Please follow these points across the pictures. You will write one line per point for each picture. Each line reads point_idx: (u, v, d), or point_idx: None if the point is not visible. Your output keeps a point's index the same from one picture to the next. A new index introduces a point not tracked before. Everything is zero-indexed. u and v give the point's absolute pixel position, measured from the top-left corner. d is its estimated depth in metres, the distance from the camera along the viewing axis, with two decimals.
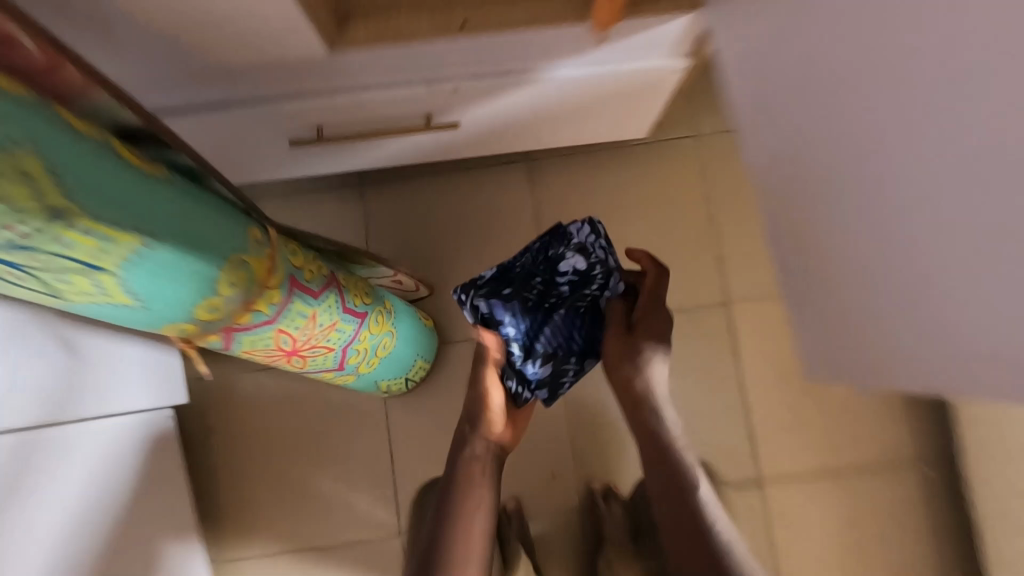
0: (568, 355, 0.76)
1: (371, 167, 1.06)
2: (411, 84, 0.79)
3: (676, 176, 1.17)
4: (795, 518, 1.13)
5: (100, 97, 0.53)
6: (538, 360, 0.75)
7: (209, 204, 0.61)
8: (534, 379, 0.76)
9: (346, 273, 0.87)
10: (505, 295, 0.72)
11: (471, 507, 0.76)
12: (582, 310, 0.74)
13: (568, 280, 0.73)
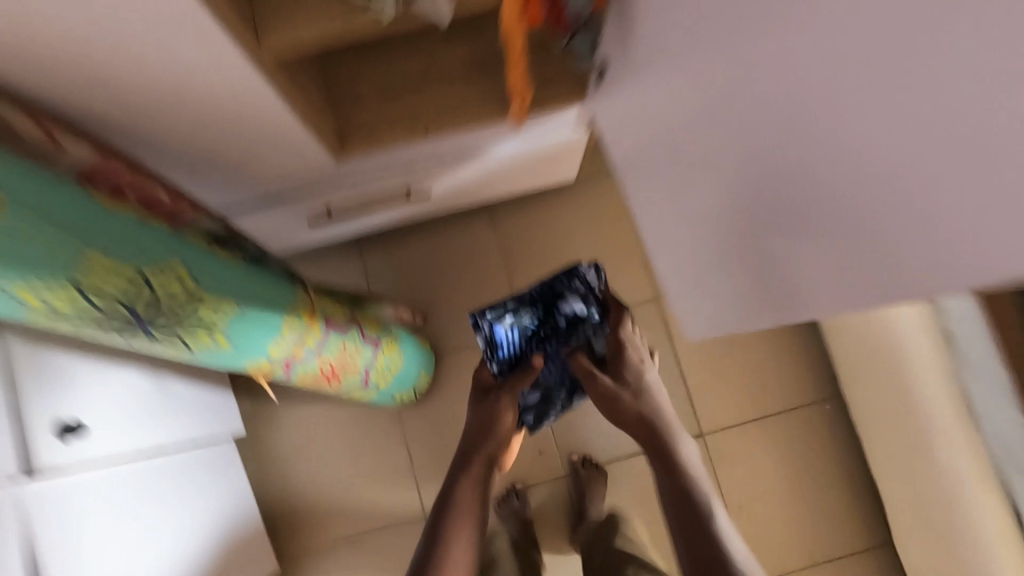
0: (557, 388, 1.03)
1: (373, 229, 1.37)
2: (392, 172, 1.11)
3: (609, 205, 1.49)
4: (733, 457, 1.43)
5: (200, 218, 0.84)
6: (533, 387, 1.02)
7: (270, 275, 0.91)
8: (527, 401, 1.04)
9: (361, 313, 1.16)
10: (512, 322, 0.96)
11: (468, 514, 0.89)
12: (572, 344, 0.98)
13: (566, 317, 0.97)
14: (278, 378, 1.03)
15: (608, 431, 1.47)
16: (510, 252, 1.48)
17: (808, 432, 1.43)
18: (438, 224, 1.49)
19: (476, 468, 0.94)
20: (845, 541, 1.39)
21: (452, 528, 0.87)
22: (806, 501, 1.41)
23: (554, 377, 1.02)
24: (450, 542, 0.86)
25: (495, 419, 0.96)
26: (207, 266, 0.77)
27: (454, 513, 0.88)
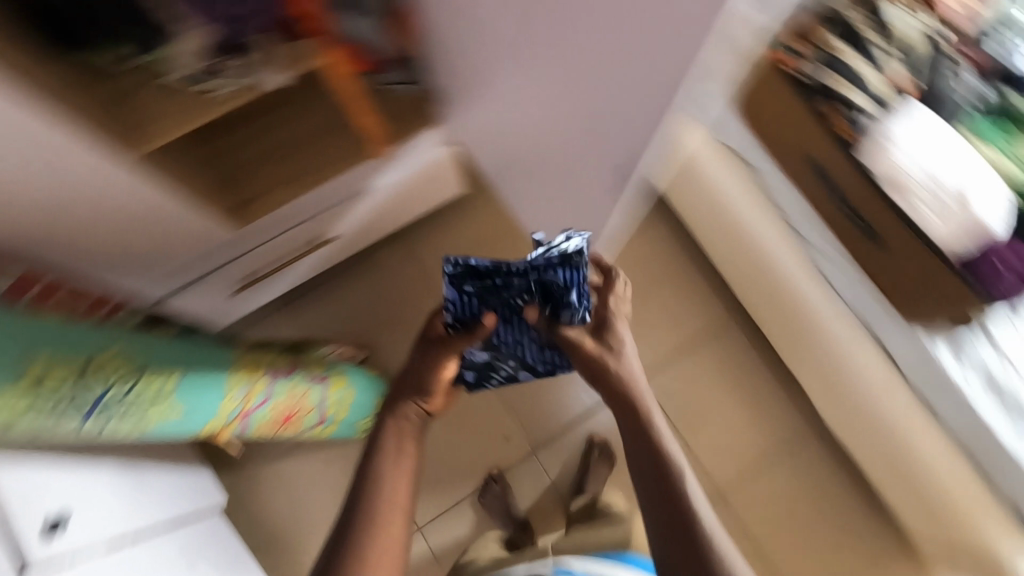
0: (506, 357, 1.06)
1: (302, 279, 1.50)
2: (296, 225, 1.23)
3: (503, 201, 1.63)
4: (673, 389, 1.58)
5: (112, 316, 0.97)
6: (481, 349, 1.03)
7: (194, 346, 1.03)
8: (475, 359, 1.07)
9: (302, 359, 1.26)
10: (478, 287, 0.87)
11: (399, 453, 0.94)
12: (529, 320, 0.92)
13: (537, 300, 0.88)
14: (237, 433, 1.12)
15: (563, 401, 1.59)
16: (429, 266, 1.61)
17: (736, 346, 1.59)
18: (361, 262, 1.60)
19: (408, 414, 0.99)
20: (790, 431, 1.55)
21: (383, 462, 0.92)
22: (752, 405, 1.57)
23: (508, 342, 1.00)
24: (386, 472, 0.91)
25: (435, 370, 0.99)
26: (130, 347, 0.89)
27: (386, 451, 0.94)
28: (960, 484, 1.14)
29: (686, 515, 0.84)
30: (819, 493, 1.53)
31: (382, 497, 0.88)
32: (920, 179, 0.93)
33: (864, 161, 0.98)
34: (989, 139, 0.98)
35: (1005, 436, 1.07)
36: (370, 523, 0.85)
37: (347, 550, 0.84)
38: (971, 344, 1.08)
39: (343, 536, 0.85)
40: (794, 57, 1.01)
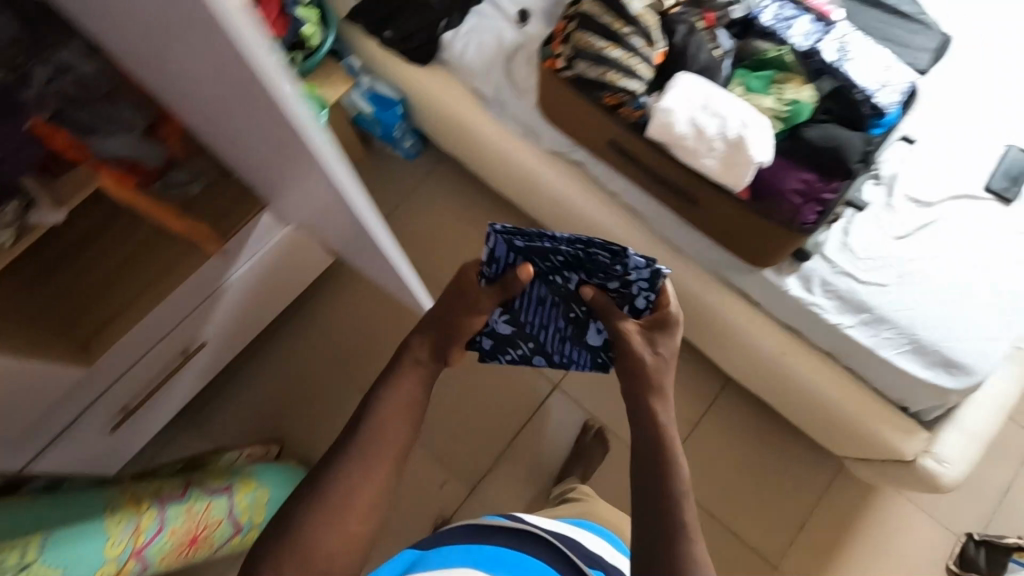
0: (527, 339, 0.97)
1: (189, 398, 1.43)
2: (158, 343, 1.21)
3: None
4: (588, 389, 1.61)
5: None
6: (504, 321, 0.94)
7: (66, 498, 1.00)
8: (496, 328, 0.95)
9: (201, 475, 1.23)
10: (523, 244, 0.86)
11: (405, 401, 0.80)
12: (560, 302, 0.93)
13: (576, 284, 0.91)
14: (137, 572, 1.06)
15: (491, 433, 1.59)
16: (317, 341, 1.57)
17: None
18: (248, 362, 1.55)
19: (419, 352, 0.85)
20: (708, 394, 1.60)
21: (377, 416, 0.78)
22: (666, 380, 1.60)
23: (536, 326, 0.96)
24: (374, 428, 0.77)
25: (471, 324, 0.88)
26: None
27: (387, 401, 0.79)
28: (861, 405, 1.18)
29: (660, 485, 0.74)
30: (765, 456, 1.49)
31: (361, 462, 0.74)
32: (697, 139, 0.98)
33: (654, 136, 1.01)
34: (754, 90, 1.03)
35: (865, 341, 1.13)
36: (338, 494, 0.72)
37: (300, 529, 0.70)
38: (811, 270, 1.17)
39: (298, 514, 0.71)
40: (557, 60, 1.04)
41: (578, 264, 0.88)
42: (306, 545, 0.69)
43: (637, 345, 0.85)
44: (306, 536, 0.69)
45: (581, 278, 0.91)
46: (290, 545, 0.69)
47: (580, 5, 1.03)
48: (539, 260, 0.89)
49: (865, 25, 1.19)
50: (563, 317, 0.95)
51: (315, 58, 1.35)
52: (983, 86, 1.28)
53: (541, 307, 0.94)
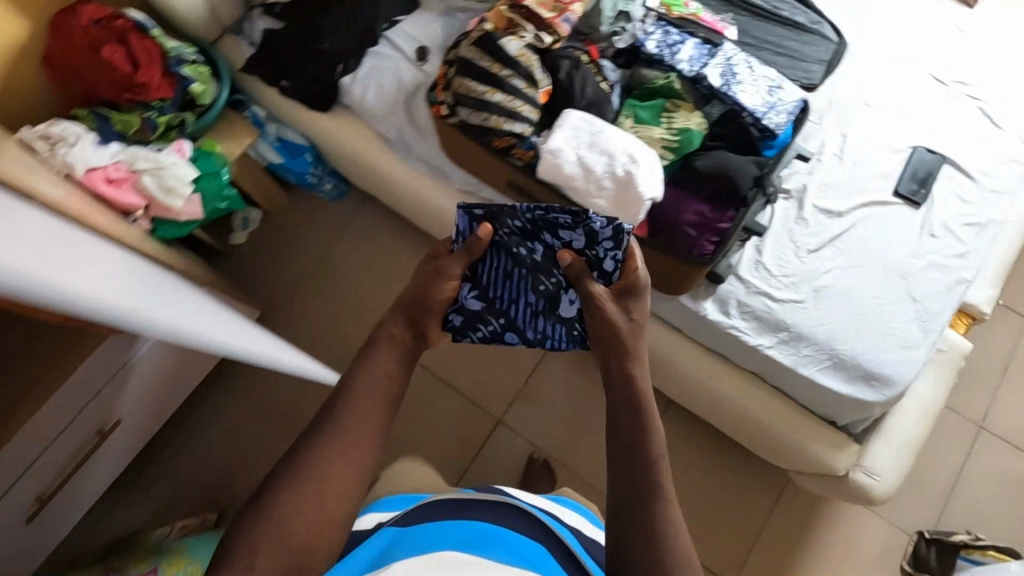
0: (498, 315, 0.91)
1: (121, 471, 1.39)
2: (67, 427, 1.15)
3: (299, 308, 1.61)
4: (532, 420, 1.57)
5: None
6: (475, 295, 0.90)
7: None
8: (466, 303, 0.90)
9: (131, 557, 1.20)
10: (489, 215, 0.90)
11: (381, 380, 0.76)
12: (530, 274, 0.91)
13: (543, 254, 0.91)
14: None
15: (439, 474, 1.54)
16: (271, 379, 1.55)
17: (568, 356, 1.60)
18: (182, 425, 1.50)
19: (395, 328, 0.81)
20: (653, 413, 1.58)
21: (356, 396, 0.73)
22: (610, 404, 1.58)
23: (506, 300, 0.91)
24: (354, 408, 0.72)
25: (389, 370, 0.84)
26: None
27: (363, 380, 0.75)
28: (794, 424, 1.16)
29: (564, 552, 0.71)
30: (713, 473, 1.47)
31: (340, 445, 0.69)
32: (585, 178, 0.96)
33: (545, 176, 0.98)
34: (643, 121, 1.01)
35: (787, 360, 1.12)
36: (315, 477, 0.67)
37: (276, 517, 0.64)
38: (727, 292, 1.15)
39: (271, 502, 0.65)
40: (441, 107, 1.02)
41: (540, 230, 0.91)
42: (281, 535, 0.63)
43: (611, 313, 0.85)
44: (282, 523, 0.64)
45: (546, 246, 0.92)
46: (264, 534, 0.63)
47: (458, 49, 1.00)
48: (503, 232, 0.91)
49: (758, 39, 1.18)
50: (533, 289, 0.92)
51: (211, 114, 1.30)
52: (885, 88, 1.27)
53: (510, 278, 0.90)
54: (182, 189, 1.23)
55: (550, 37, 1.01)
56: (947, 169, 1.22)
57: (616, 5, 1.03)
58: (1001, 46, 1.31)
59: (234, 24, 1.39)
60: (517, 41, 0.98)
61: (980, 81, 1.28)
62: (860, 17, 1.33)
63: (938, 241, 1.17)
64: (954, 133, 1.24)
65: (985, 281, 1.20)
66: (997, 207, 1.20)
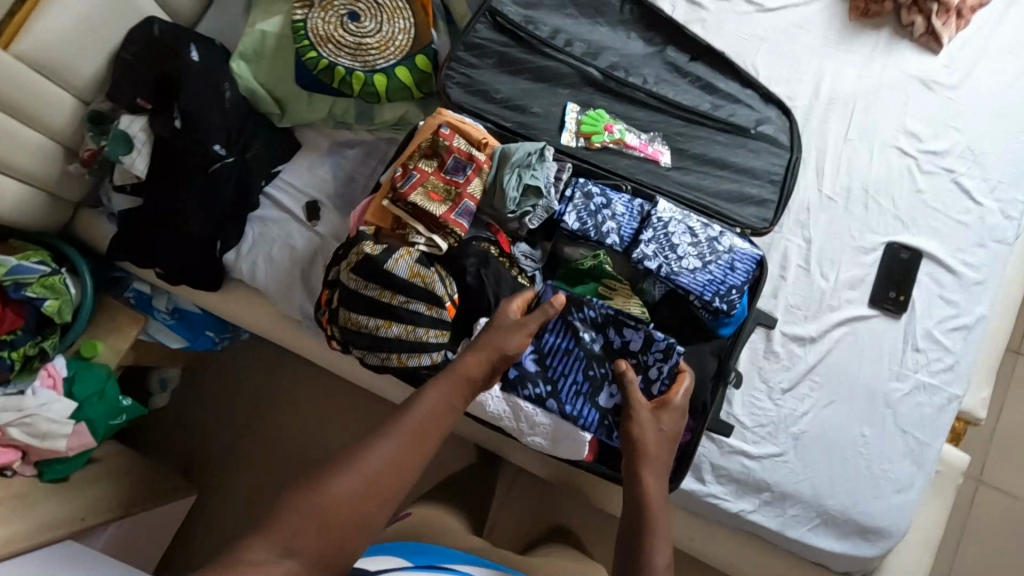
0: (545, 387, 0.81)
1: None
2: None
3: (233, 476, 1.44)
4: None
5: None
6: (532, 356, 0.82)
7: None
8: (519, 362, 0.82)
9: None
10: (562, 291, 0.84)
11: (438, 404, 0.71)
12: (585, 358, 0.82)
13: (599, 343, 0.83)
14: None
15: None
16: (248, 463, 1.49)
17: None
18: None
19: (470, 365, 0.74)
20: None
21: (413, 414, 0.69)
22: None
23: (559, 372, 0.82)
24: (408, 425, 0.68)
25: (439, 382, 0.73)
26: None
27: (422, 402, 0.70)
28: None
29: None
30: None
31: (389, 459, 0.65)
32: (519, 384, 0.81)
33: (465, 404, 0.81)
34: None
35: (772, 524, 1.01)
36: (362, 484, 0.62)
37: (317, 513, 0.59)
38: (699, 456, 1.02)
39: (310, 497, 0.60)
40: (332, 340, 0.84)
41: (607, 324, 0.82)
42: (315, 536, 0.58)
43: (645, 416, 0.76)
44: (322, 521, 0.59)
45: (604, 342, 0.83)
46: (298, 532, 0.58)
47: (339, 269, 0.82)
48: (576, 315, 0.83)
49: (699, 158, 0.99)
50: (584, 372, 0.82)
51: (81, 321, 1.11)
52: (848, 172, 1.10)
53: (562, 355, 0.82)
54: (59, 429, 1.06)
55: (446, 240, 0.83)
56: (926, 265, 1.07)
57: (522, 179, 0.85)
58: (976, 96, 1.12)
59: (86, 200, 1.17)
60: (407, 256, 0.80)
61: (954, 145, 1.11)
62: (813, 82, 1.13)
63: (923, 355, 1.04)
64: (930, 217, 1.09)
65: (977, 384, 1.09)
66: (983, 301, 1.06)
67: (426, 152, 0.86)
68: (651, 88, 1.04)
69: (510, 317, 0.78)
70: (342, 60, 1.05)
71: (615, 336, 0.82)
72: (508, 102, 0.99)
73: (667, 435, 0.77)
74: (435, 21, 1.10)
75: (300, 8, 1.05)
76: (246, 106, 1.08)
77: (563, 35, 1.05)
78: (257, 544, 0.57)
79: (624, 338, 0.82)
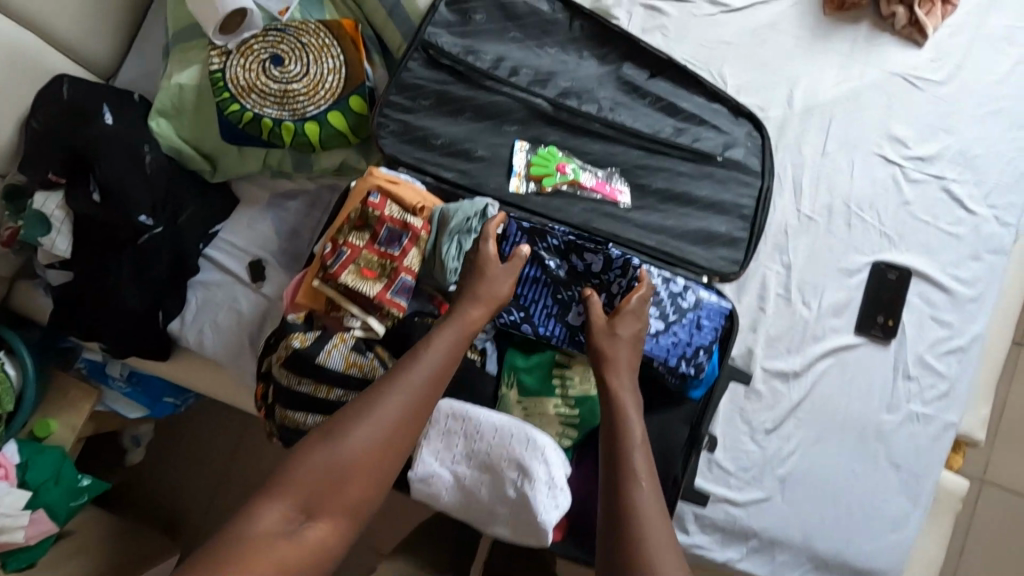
0: (515, 312, 0.82)
1: None
2: None
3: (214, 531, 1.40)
4: None
5: None
6: None
7: None
8: None
9: None
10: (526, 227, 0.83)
11: (444, 362, 0.68)
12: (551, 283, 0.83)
13: (564, 271, 0.83)
14: None
15: None
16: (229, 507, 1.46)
17: None
18: None
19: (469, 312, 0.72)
20: None
21: (417, 371, 0.66)
22: None
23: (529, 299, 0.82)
24: (415, 385, 0.65)
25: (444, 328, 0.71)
26: None
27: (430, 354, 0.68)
28: None
29: None
30: None
31: (400, 421, 0.63)
32: (474, 464, 0.76)
33: (416, 486, 0.76)
34: (531, 390, 0.80)
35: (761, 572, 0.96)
36: (373, 449, 0.61)
37: (331, 480, 0.59)
38: (681, 506, 0.97)
39: (322, 465, 0.59)
40: (273, 436, 0.78)
41: (570, 250, 0.83)
42: (332, 502, 0.58)
43: (603, 322, 0.75)
44: (338, 487, 0.59)
45: (567, 267, 0.83)
46: (313, 497, 0.58)
47: (271, 361, 0.76)
48: (541, 246, 0.83)
49: (661, 194, 0.91)
50: (553, 296, 0.82)
51: (28, 402, 1.07)
52: (827, 187, 1.02)
53: (531, 285, 0.83)
54: (16, 521, 1.03)
55: (383, 323, 0.76)
56: (915, 284, 0.99)
57: (462, 247, 0.78)
58: (967, 91, 1.02)
59: (20, 274, 1.10)
60: (341, 345, 0.74)
61: (943, 149, 1.01)
62: (786, 89, 1.04)
63: (915, 383, 0.98)
64: (919, 232, 1.00)
65: (975, 404, 1.01)
66: (979, 319, 0.99)
67: (356, 224, 0.78)
68: (607, 116, 0.95)
69: (495, 261, 0.76)
70: (269, 110, 0.96)
71: (579, 261, 0.82)
72: (450, 148, 0.91)
73: (631, 338, 0.75)
74: (369, 54, 1.00)
75: (216, 56, 0.95)
76: (172, 166, 1.00)
77: (507, 63, 0.95)
78: (271, 511, 0.56)
79: (586, 263, 0.82)
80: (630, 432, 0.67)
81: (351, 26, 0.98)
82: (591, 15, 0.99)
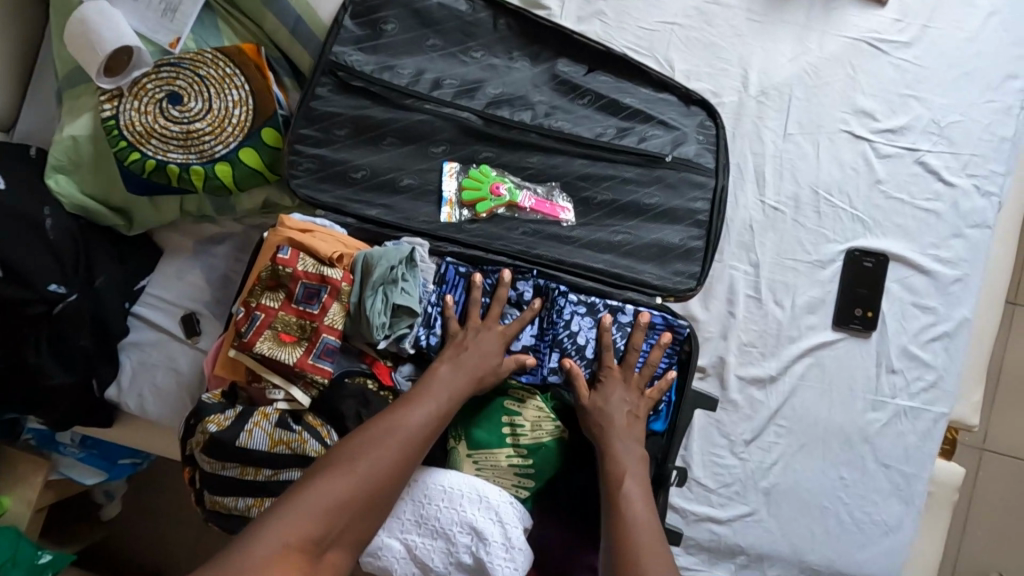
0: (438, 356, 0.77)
1: None
2: None
3: None
4: None
5: None
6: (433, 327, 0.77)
7: None
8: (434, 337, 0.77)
9: None
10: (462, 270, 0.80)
11: (445, 403, 0.68)
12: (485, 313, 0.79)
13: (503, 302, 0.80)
14: None
15: None
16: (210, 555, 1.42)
17: None
18: None
19: (473, 352, 0.73)
20: None
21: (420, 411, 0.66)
22: None
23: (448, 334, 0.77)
24: (420, 421, 0.65)
25: (448, 370, 0.71)
26: None
27: (432, 395, 0.68)
28: None
29: None
30: None
31: (410, 458, 0.63)
32: (425, 532, 0.70)
33: (365, 558, 0.70)
34: (481, 442, 0.74)
35: None
36: (382, 481, 0.60)
37: (343, 513, 0.57)
38: None
39: (336, 497, 0.57)
40: (208, 520, 0.72)
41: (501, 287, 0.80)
42: (341, 536, 0.56)
43: (610, 397, 0.74)
44: (344, 518, 0.57)
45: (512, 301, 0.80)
46: (321, 529, 0.55)
47: (192, 445, 0.70)
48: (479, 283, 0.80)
49: (608, 207, 0.84)
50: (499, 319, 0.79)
51: None
52: (792, 174, 0.93)
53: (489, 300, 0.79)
54: None
55: (310, 392, 0.72)
56: (893, 270, 0.92)
57: (389, 299, 0.73)
58: (936, 52, 0.93)
59: None
60: (263, 422, 0.68)
61: (914, 119, 0.92)
62: (739, 71, 0.95)
63: (900, 376, 0.91)
64: (895, 213, 0.92)
65: (967, 390, 0.95)
66: (965, 302, 0.92)
67: (269, 284, 0.73)
68: (544, 123, 0.85)
69: (489, 325, 0.76)
70: (174, 155, 0.87)
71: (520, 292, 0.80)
72: (373, 181, 0.84)
73: (630, 412, 0.74)
74: (278, 79, 0.91)
75: (107, 103, 0.87)
76: (80, 227, 0.92)
77: (428, 76, 0.86)
78: (280, 537, 0.52)
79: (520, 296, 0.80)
80: (631, 503, 0.68)
81: (253, 51, 0.88)
82: (516, 11, 0.89)
